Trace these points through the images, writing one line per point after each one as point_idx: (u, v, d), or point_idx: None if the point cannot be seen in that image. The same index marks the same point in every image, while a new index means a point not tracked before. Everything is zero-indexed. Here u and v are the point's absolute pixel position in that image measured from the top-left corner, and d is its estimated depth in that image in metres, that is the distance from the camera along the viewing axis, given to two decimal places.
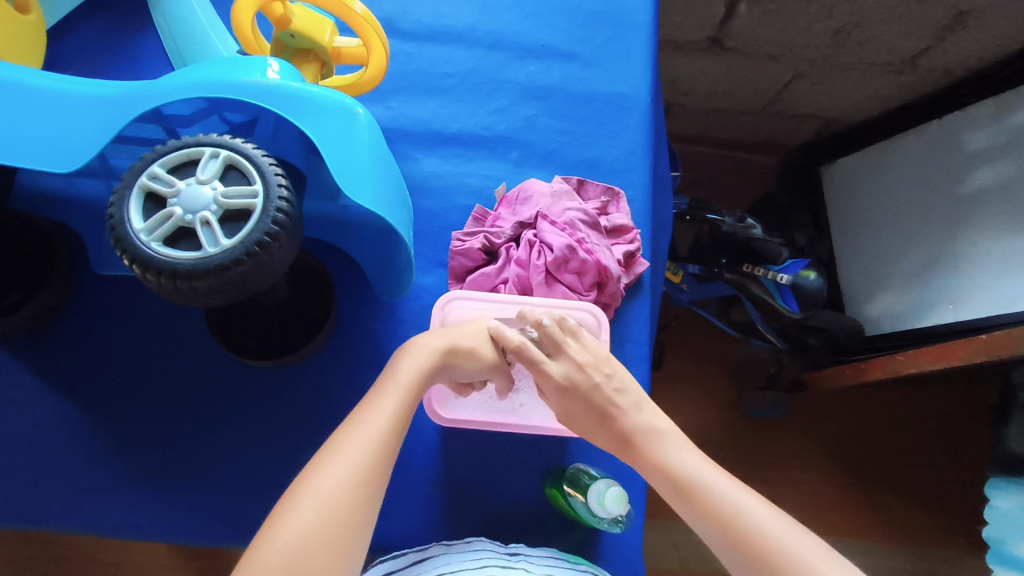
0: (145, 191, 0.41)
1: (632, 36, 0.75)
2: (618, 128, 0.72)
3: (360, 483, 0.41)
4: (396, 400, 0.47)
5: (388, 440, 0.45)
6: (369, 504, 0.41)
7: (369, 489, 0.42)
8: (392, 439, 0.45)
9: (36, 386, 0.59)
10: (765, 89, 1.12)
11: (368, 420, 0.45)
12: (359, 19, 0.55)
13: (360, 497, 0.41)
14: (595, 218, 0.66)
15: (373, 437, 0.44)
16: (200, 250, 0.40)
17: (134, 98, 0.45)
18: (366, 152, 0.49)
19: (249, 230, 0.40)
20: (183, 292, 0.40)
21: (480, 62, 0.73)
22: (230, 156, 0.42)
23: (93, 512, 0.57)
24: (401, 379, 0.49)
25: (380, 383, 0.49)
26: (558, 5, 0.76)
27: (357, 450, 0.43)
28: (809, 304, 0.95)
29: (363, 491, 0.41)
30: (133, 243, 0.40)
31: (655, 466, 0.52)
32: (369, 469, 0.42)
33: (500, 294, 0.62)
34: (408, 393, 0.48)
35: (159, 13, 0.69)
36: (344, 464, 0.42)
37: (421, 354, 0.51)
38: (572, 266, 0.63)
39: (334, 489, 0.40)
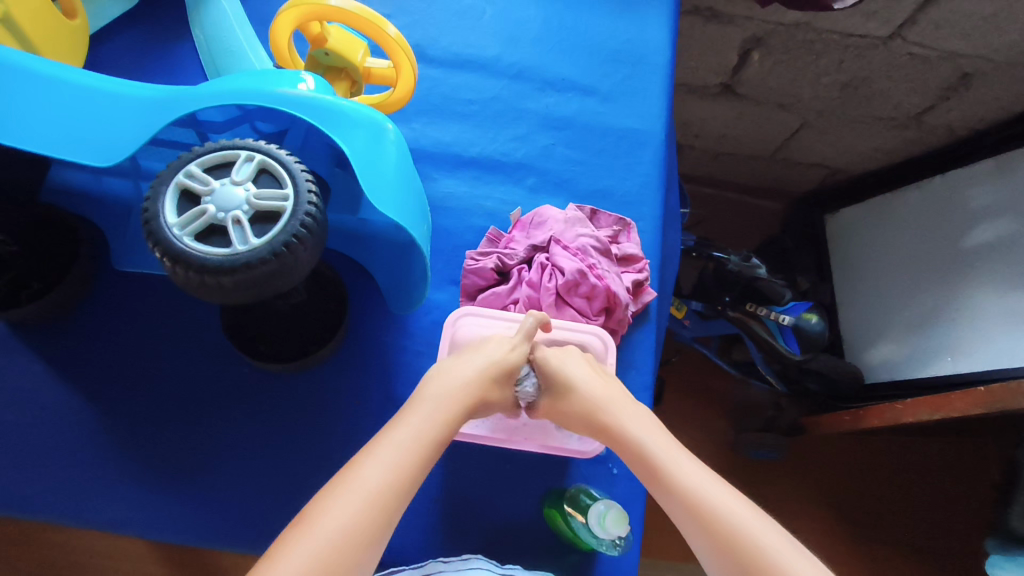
0: (180, 188, 0.43)
1: (649, 76, 0.78)
2: (632, 162, 0.75)
3: (374, 514, 0.41)
4: (416, 440, 0.46)
5: (409, 474, 0.44)
6: (380, 537, 0.41)
7: (386, 515, 0.41)
8: (417, 472, 0.45)
9: (43, 375, 0.60)
10: (773, 136, 1.16)
11: (385, 448, 0.45)
12: (392, 43, 0.58)
13: (384, 511, 0.41)
14: (607, 245, 0.66)
15: (390, 468, 0.43)
16: (231, 246, 0.42)
17: (175, 104, 0.47)
18: (392, 166, 0.51)
19: (277, 232, 0.42)
20: (209, 287, 0.42)
21: (503, 91, 0.76)
22: (264, 161, 0.44)
23: (86, 506, 0.57)
24: (419, 429, 0.47)
25: (397, 420, 0.48)
26: (579, 42, 0.79)
27: (379, 467, 0.43)
28: (810, 346, 1.00)
29: (387, 509, 0.42)
30: (165, 237, 0.41)
31: (632, 455, 0.50)
32: (382, 505, 0.41)
33: (510, 313, 0.62)
34: (427, 446, 0.46)
35: (198, 27, 0.72)
36: (370, 478, 0.42)
37: (441, 413, 0.49)
38: (582, 291, 0.62)
39: (360, 488, 0.41)
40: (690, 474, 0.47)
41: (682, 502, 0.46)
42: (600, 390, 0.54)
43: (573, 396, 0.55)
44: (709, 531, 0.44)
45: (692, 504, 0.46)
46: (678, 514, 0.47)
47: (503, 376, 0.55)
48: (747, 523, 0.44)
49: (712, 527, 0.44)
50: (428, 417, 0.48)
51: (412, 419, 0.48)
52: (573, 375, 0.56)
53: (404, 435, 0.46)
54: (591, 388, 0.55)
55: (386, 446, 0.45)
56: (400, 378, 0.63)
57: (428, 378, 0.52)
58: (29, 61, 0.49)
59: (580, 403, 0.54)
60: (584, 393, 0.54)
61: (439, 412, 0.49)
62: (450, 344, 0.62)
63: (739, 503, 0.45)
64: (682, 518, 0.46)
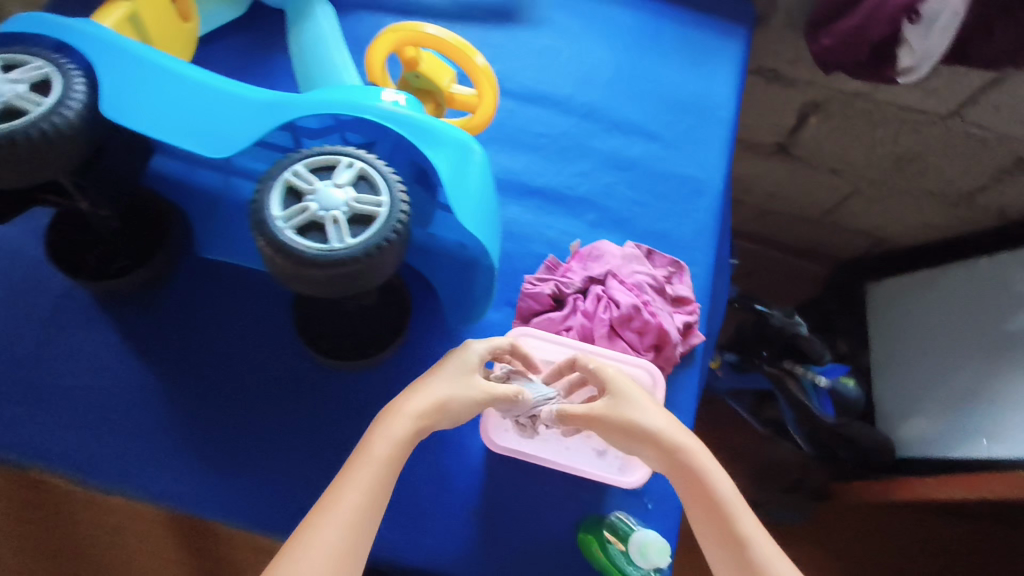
0: (286, 185, 0.46)
1: (713, 129, 0.81)
2: (691, 208, 0.77)
3: (352, 532, 0.45)
4: (381, 457, 0.49)
5: (377, 492, 0.48)
6: (358, 551, 0.45)
7: (360, 531, 0.46)
8: (382, 489, 0.48)
9: (119, 347, 0.64)
10: (822, 200, 1.18)
11: (359, 466, 0.48)
12: (481, 71, 0.65)
13: (356, 529, 0.46)
14: (662, 284, 0.67)
15: (364, 487, 0.47)
16: (328, 242, 0.45)
17: (285, 108, 0.51)
18: (476, 181, 0.54)
19: (370, 235, 0.45)
20: (304, 278, 0.45)
21: (573, 129, 0.79)
22: (364, 168, 0.47)
23: (143, 475, 0.60)
24: (381, 445, 0.49)
25: (364, 437, 0.51)
26: (648, 90, 0.83)
27: (357, 487, 0.47)
28: (845, 411, 0.99)
29: (359, 526, 0.46)
30: (270, 229, 0.45)
31: (678, 475, 0.53)
32: (354, 524, 0.46)
33: (564, 338, 0.63)
34: (389, 462, 0.49)
35: (294, 41, 0.77)
36: (348, 497, 0.47)
37: (395, 421, 0.51)
38: (634, 325, 0.63)
39: (343, 507, 0.46)
40: (729, 507, 0.51)
41: (719, 532, 0.50)
42: (646, 411, 0.55)
43: (621, 414, 0.55)
44: (721, 535, 0.50)
45: (728, 536, 0.50)
46: (713, 540, 0.51)
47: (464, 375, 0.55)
48: (773, 562, 0.49)
49: (744, 562, 0.49)
50: (388, 432, 0.50)
51: (374, 437, 0.50)
52: (619, 393, 0.56)
53: (370, 454, 0.49)
54: (620, 395, 0.56)
55: (359, 465, 0.48)
56: None
57: (400, 394, 0.53)
58: (156, 55, 0.53)
59: (629, 421, 0.54)
60: (631, 412, 0.55)
61: (396, 425, 0.51)
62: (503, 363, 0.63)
63: (767, 541, 0.50)
64: (715, 544, 0.50)
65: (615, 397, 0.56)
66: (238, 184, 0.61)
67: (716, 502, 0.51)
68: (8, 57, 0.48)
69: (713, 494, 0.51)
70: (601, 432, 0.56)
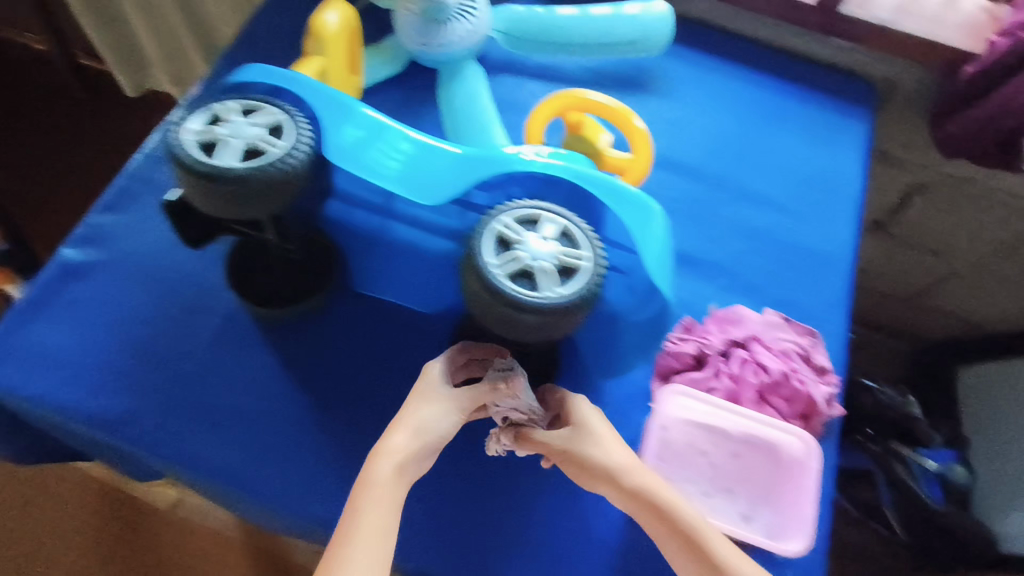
0: (496, 235, 0.50)
1: (841, 205, 0.83)
2: (822, 282, 0.78)
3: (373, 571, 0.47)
4: (382, 497, 0.51)
5: (386, 530, 0.50)
6: None
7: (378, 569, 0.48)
8: (389, 528, 0.50)
9: (278, 374, 0.66)
10: (917, 279, 1.20)
11: (369, 506, 0.50)
12: (637, 132, 0.70)
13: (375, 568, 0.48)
14: (807, 354, 0.68)
15: (376, 527, 0.49)
16: (538, 290, 0.48)
17: (495, 165, 0.58)
18: (653, 239, 0.62)
19: (578, 286, 0.48)
20: (513, 322, 0.48)
21: (704, 195, 0.82)
22: (567, 224, 0.51)
23: (296, 501, 0.62)
24: (378, 485, 0.51)
25: (361, 475, 0.53)
26: (776, 163, 0.85)
27: (369, 526, 0.49)
28: (953, 497, 0.97)
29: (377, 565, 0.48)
30: (485, 274, 0.48)
31: (646, 514, 0.55)
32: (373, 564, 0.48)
33: (715, 398, 0.64)
34: (390, 500, 0.51)
35: (445, 99, 0.83)
36: (366, 539, 0.48)
37: (381, 463, 0.53)
38: (783, 392, 0.65)
39: (363, 548, 0.48)
40: (706, 537, 0.54)
41: (699, 564, 0.53)
42: (614, 450, 0.57)
43: (588, 455, 0.57)
44: (689, 551, 0.53)
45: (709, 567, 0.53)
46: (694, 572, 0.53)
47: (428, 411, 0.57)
48: None
49: None
50: (382, 471, 0.52)
51: (369, 478, 0.52)
52: (586, 432, 0.58)
53: (374, 493, 0.51)
54: (580, 421, 0.59)
55: (365, 504, 0.50)
56: None
57: (385, 433, 0.55)
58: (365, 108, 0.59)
59: (594, 462, 0.57)
60: (599, 451, 0.57)
61: (384, 466, 0.53)
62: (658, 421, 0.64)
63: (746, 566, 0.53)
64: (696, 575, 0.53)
65: (577, 424, 0.59)
66: (402, 229, 0.69)
67: (677, 520, 0.54)
68: (248, 102, 0.53)
69: (677, 520, 0.54)
70: (561, 460, 0.59)
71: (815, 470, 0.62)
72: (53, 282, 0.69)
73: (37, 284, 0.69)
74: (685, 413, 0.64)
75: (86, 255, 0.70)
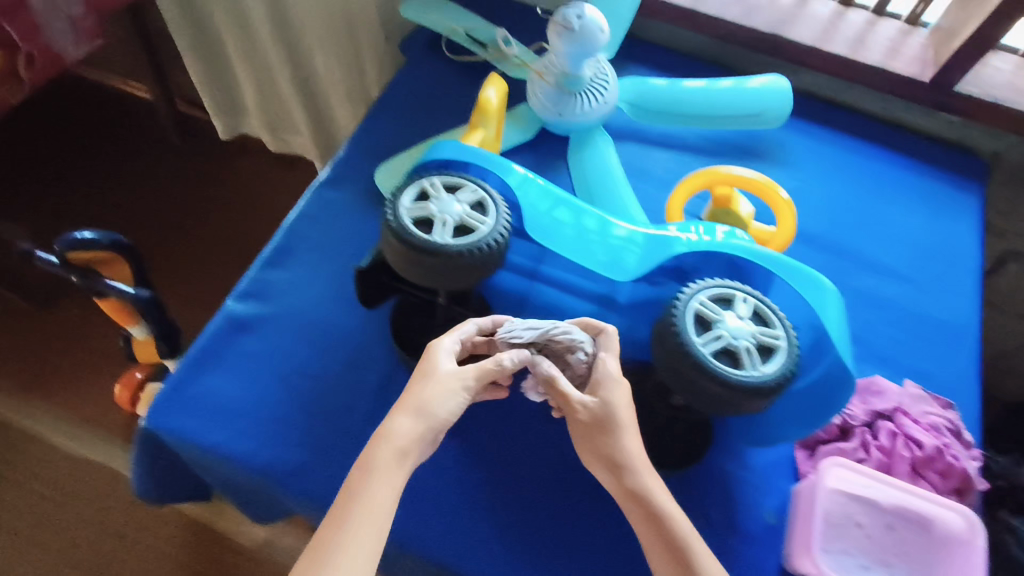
0: (695, 313, 0.52)
1: (961, 279, 0.87)
2: (952, 354, 0.80)
3: (365, 554, 0.49)
4: (383, 483, 0.52)
5: (382, 516, 0.51)
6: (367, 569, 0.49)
7: (369, 553, 0.50)
8: (384, 513, 0.51)
9: (438, 428, 0.68)
10: (1007, 344, 1.22)
11: (373, 492, 0.51)
12: (782, 203, 0.73)
13: (366, 554, 0.49)
14: (957, 428, 0.69)
15: (374, 514, 0.51)
16: (744, 369, 0.50)
17: (673, 245, 0.64)
18: (835, 320, 0.60)
19: (780, 364, 0.50)
20: (720, 398, 0.50)
21: (827, 264, 0.85)
22: (759, 303, 0.53)
23: (460, 558, 0.62)
24: (378, 469, 0.52)
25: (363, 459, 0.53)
26: (893, 236, 0.89)
27: (371, 513, 0.51)
28: None
29: (367, 550, 0.50)
30: (693, 350, 0.50)
31: (637, 509, 0.56)
32: (365, 548, 0.49)
33: (871, 472, 0.65)
34: (391, 486, 0.52)
35: (577, 167, 0.88)
36: (366, 524, 0.50)
37: (388, 439, 0.53)
38: (936, 467, 0.66)
39: (361, 533, 0.50)
40: (692, 539, 0.55)
41: (681, 564, 0.54)
42: (628, 445, 0.57)
43: (599, 447, 0.57)
44: (674, 556, 0.54)
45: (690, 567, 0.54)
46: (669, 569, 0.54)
47: (439, 383, 0.56)
48: None
49: None
50: (383, 454, 0.53)
51: (367, 464, 0.53)
52: (602, 416, 0.57)
53: (377, 479, 0.52)
54: (607, 411, 0.57)
55: (369, 489, 0.51)
56: (740, 512, 0.65)
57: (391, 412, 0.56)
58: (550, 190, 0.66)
59: (604, 452, 0.56)
60: (611, 443, 0.56)
61: (389, 451, 0.53)
62: (817, 492, 0.63)
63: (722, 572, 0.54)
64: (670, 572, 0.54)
65: (601, 411, 0.57)
66: (547, 291, 0.74)
67: (669, 529, 0.55)
68: (453, 180, 0.57)
69: (666, 523, 0.55)
70: (577, 437, 0.58)
71: (982, 553, 0.60)
72: (224, 333, 0.73)
73: (209, 334, 0.73)
74: (844, 486, 0.65)
75: (253, 308, 0.75)
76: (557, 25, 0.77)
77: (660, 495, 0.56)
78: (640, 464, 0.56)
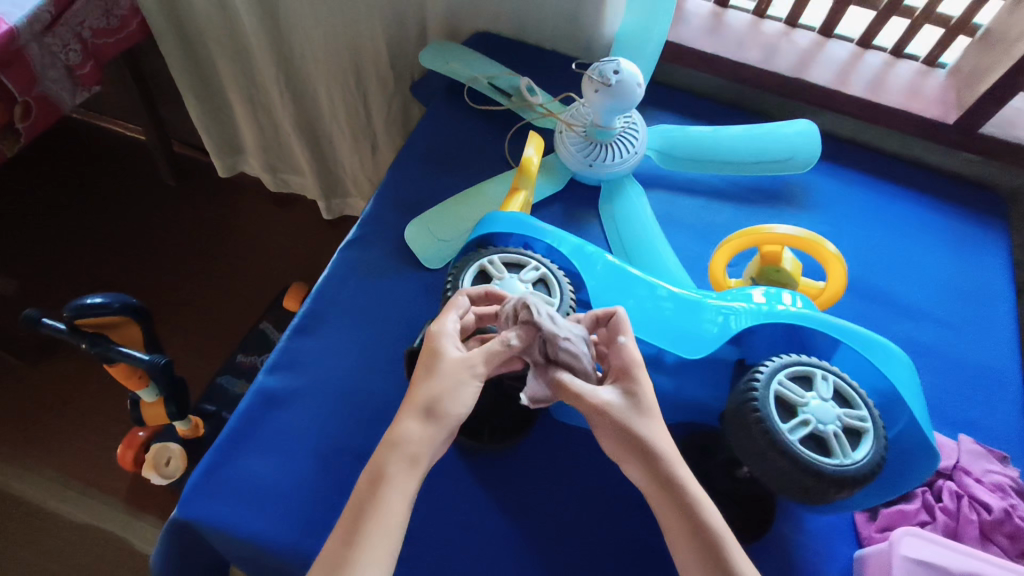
0: (777, 397, 0.50)
1: (999, 321, 0.86)
2: (999, 401, 0.79)
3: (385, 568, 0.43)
4: (399, 486, 0.46)
5: (400, 523, 0.45)
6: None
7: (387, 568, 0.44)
8: (400, 519, 0.45)
9: (486, 506, 0.64)
10: None
11: (388, 499, 0.45)
12: (830, 256, 0.70)
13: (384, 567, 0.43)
14: (1021, 486, 0.67)
15: (389, 522, 0.45)
16: (836, 457, 0.48)
17: (738, 317, 0.62)
18: (912, 389, 0.58)
19: (871, 450, 0.48)
20: (812, 489, 0.48)
21: (865, 310, 0.84)
22: (839, 381, 0.51)
23: None
24: (390, 472, 0.46)
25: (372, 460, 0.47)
26: (927, 278, 0.88)
27: (386, 522, 0.45)
28: None
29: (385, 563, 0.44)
30: (784, 440, 0.47)
31: (664, 505, 0.48)
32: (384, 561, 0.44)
33: (942, 539, 0.61)
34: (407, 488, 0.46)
35: (609, 217, 0.86)
36: (382, 535, 0.44)
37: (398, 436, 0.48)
38: (1006, 530, 0.64)
39: (376, 546, 0.44)
40: (727, 539, 0.47)
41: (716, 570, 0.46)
42: (652, 429, 0.50)
43: (620, 429, 0.50)
44: (709, 562, 0.46)
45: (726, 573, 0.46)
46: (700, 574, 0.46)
47: (446, 369, 0.51)
48: None
49: None
50: (394, 454, 0.47)
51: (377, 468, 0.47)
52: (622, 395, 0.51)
53: (392, 482, 0.46)
54: (635, 394, 0.51)
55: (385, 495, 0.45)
56: None
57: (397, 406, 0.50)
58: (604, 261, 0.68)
59: (624, 435, 0.50)
60: (630, 425, 0.50)
61: (403, 452, 0.47)
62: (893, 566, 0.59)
63: None
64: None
65: (630, 396, 0.51)
66: None
67: (703, 529, 0.47)
68: (515, 259, 0.64)
69: (699, 524, 0.47)
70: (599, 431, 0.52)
71: None
72: (255, 412, 0.68)
73: (240, 414, 0.68)
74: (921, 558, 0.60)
75: (286, 382, 0.70)
76: (595, 82, 0.77)
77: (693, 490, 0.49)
78: (667, 451, 0.49)
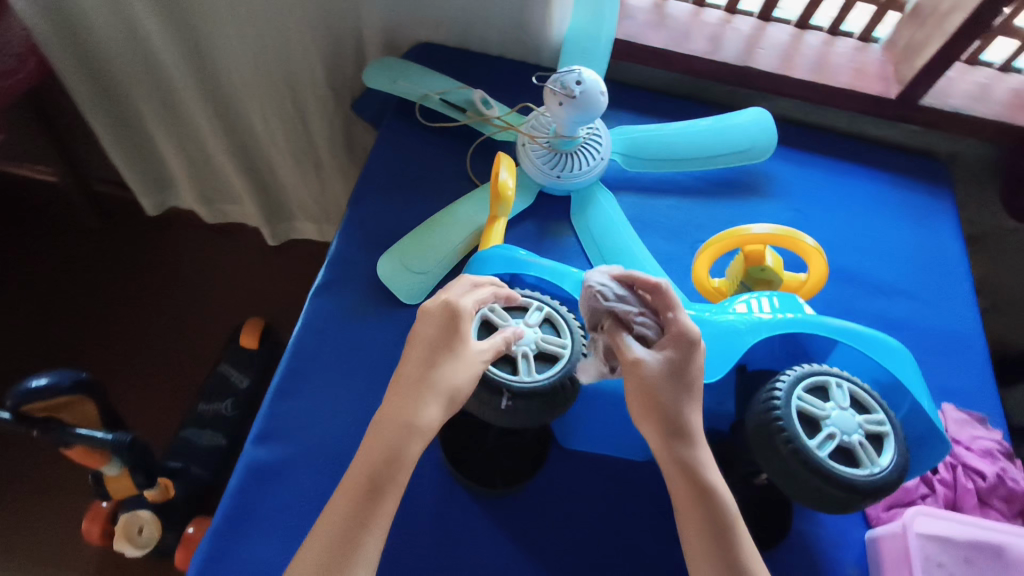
0: (799, 413, 0.51)
1: (958, 284, 0.90)
2: (969, 363, 0.83)
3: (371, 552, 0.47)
4: (402, 471, 0.49)
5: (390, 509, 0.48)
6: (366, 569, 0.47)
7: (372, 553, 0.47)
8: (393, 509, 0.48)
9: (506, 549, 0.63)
10: None
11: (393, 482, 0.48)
12: (809, 248, 0.71)
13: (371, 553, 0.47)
14: (1005, 447, 0.72)
15: (386, 510, 0.48)
16: (864, 467, 0.49)
17: (746, 333, 0.61)
18: (913, 378, 0.60)
19: (894, 452, 0.50)
20: (848, 500, 0.49)
21: (836, 291, 0.87)
22: (853, 386, 0.52)
23: None
24: (399, 466, 0.48)
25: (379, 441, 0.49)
26: (889, 252, 0.91)
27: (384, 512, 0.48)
28: None
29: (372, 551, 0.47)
30: (816, 459, 0.48)
31: (680, 472, 0.52)
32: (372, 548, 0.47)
33: (954, 515, 0.64)
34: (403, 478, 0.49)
35: (583, 228, 0.84)
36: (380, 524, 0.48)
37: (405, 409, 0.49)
38: (1000, 494, 0.69)
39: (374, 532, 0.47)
40: (731, 508, 0.51)
41: (721, 530, 0.50)
42: (685, 405, 0.53)
43: (654, 401, 0.53)
44: (711, 528, 0.50)
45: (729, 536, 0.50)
46: (700, 532, 0.50)
47: (461, 351, 0.52)
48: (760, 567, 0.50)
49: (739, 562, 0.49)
50: (408, 439, 0.49)
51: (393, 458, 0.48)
52: (662, 365, 0.53)
53: (397, 473, 0.48)
54: (675, 368, 0.53)
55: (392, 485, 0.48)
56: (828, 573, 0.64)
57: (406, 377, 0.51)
58: None
59: (655, 407, 0.52)
60: (662, 398, 0.53)
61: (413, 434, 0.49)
62: (918, 551, 0.61)
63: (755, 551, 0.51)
64: (701, 535, 0.50)
65: (672, 366, 0.53)
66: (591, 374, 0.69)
67: (714, 501, 0.51)
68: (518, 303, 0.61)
69: (712, 495, 0.51)
70: (628, 389, 0.54)
71: None
72: (248, 489, 0.64)
73: (232, 492, 0.64)
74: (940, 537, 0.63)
75: (275, 453, 0.66)
76: (558, 95, 0.75)
77: (708, 468, 0.52)
78: (694, 424, 0.53)
